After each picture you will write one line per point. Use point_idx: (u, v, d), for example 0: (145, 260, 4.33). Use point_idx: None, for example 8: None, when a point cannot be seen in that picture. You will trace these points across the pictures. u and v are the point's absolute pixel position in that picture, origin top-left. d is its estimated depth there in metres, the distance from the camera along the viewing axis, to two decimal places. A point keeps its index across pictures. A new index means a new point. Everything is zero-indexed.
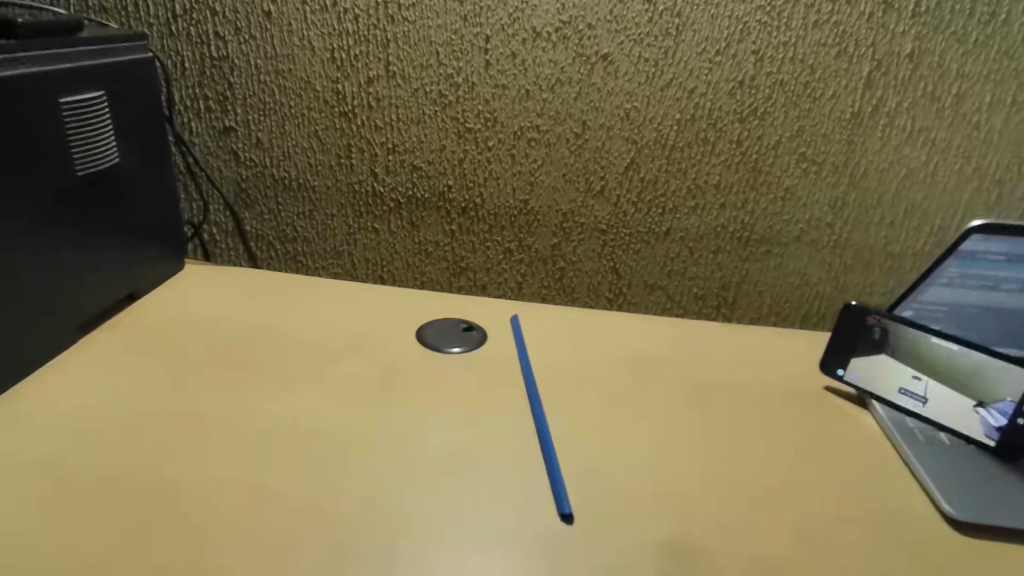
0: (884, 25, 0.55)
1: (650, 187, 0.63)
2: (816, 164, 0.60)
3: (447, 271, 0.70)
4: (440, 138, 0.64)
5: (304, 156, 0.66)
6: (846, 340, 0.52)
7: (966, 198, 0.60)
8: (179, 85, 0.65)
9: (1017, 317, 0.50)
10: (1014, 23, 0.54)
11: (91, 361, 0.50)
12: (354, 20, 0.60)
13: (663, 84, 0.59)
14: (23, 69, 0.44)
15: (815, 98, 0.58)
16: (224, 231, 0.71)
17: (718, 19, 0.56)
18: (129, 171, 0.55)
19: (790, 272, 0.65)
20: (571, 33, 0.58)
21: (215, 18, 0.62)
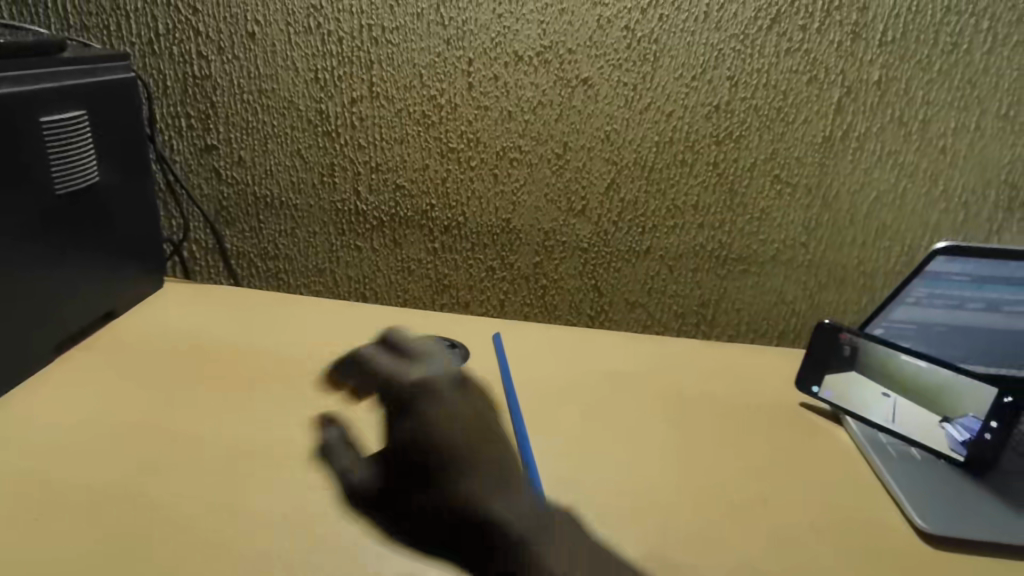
0: (853, 53, 0.57)
1: (631, 207, 0.64)
2: (790, 186, 0.62)
3: (430, 288, 0.70)
4: (424, 158, 0.65)
5: (286, 174, 0.66)
6: (820, 356, 0.53)
7: (934, 220, 0.62)
8: (162, 104, 0.65)
9: (983, 333, 0.52)
10: (976, 53, 0.56)
11: (66, 377, 0.49)
12: (338, 42, 0.61)
13: (641, 107, 0.61)
14: (7, 88, 0.44)
15: (789, 123, 0.60)
16: (204, 249, 0.70)
17: (694, 45, 0.58)
18: (110, 189, 0.55)
19: (766, 291, 0.67)
20: (553, 57, 0.60)
21: (199, 38, 0.62)
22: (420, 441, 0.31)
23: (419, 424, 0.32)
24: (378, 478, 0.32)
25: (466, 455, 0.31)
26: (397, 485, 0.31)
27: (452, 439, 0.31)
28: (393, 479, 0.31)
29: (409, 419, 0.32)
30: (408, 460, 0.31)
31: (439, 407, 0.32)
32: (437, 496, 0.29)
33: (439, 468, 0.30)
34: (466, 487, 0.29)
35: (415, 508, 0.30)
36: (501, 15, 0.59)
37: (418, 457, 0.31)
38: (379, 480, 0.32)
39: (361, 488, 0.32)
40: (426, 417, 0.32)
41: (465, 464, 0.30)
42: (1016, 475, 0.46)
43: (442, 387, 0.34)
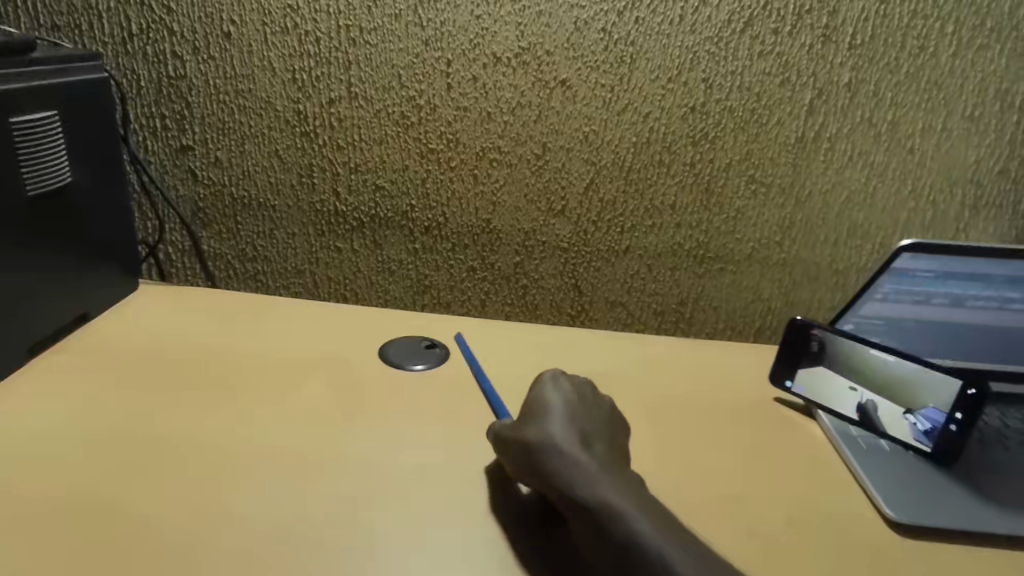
0: (823, 56, 0.58)
1: (610, 207, 0.65)
2: (764, 186, 0.63)
3: (411, 289, 0.70)
4: (404, 158, 0.65)
5: (264, 175, 0.66)
6: (791, 352, 0.55)
7: (903, 218, 0.63)
8: (136, 104, 0.64)
9: (949, 327, 0.53)
10: (941, 56, 0.58)
11: (38, 383, 0.48)
12: (316, 42, 0.61)
13: (619, 109, 0.61)
14: None
15: (763, 124, 0.61)
16: (181, 251, 0.70)
17: (670, 48, 0.59)
18: (82, 191, 0.54)
19: (742, 289, 0.68)
20: (531, 59, 0.60)
21: (174, 38, 0.61)
22: (549, 402, 0.43)
23: (549, 390, 0.44)
24: (511, 424, 0.43)
25: (567, 420, 0.41)
26: (521, 426, 0.41)
27: (564, 409, 0.42)
28: (520, 424, 0.42)
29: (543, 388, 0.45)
30: (530, 415, 0.42)
31: (573, 391, 0.45)
32: (542, 434, 0.40)
33: (551, 421, 0.41)
34: (565, 433, 0.39)
35: (523, 440, 0.40)
36: (479, 16, 0.59)
37: (542, 412, 0.42)
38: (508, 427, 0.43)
39: (497, 434, 0.43)
40: (558, 391, 0.44)
41: (569, 425, 0.40)
42: (980, 464, 0.48)
43: (571, 384, 0.46)
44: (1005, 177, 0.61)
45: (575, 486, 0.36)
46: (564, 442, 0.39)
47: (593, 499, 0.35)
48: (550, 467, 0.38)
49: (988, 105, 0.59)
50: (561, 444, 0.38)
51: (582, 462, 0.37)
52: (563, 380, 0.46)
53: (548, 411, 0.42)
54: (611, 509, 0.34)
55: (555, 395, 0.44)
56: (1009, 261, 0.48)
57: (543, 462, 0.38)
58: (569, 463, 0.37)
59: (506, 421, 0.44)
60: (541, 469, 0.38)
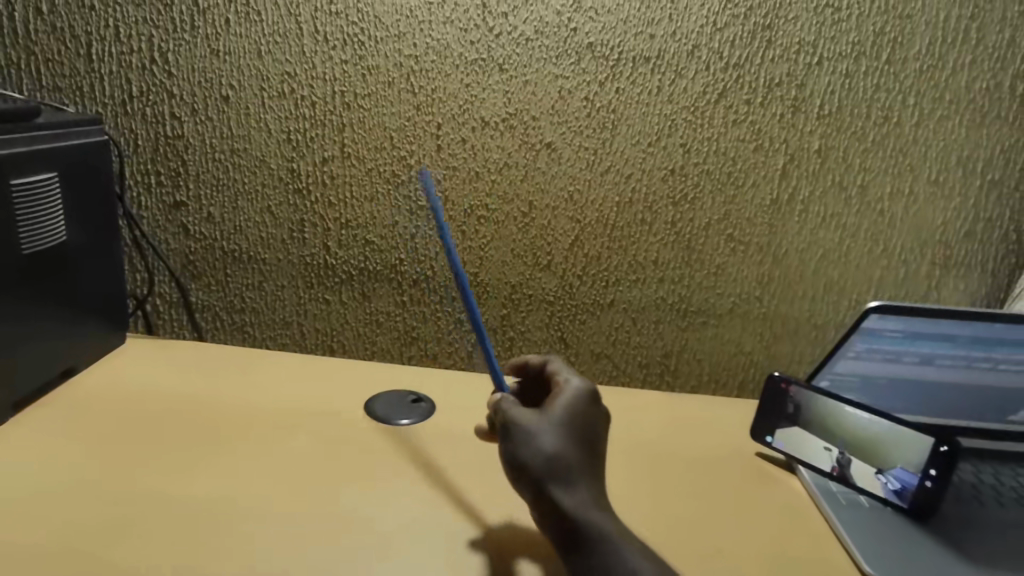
0: (794, 125, 0.61)
1: (594, 262, 0.67)
2: (743, 244, 0.65)
3: (398, 340, 0.71)
4: (393, 215, 0.66)
5: (256, 230, 0.67)
6: (771, 409, 0.56)
7: (877, 276, 0.65)
8: (133, 161, 0.66)
9: (921, 384, 0.55)
10: (905, 125, 0.60)
11: (18, 437, 0.48)
12: (311, 106, 0.63)
13: (602, 170, 0.64)
14: None
15: (739, 186, 0.64)
16: (169, 302, 0.70)
17: (650, 115, 0.62)
18: (75, 249, 0.55)
19: (725, 342, 0.69)
20: (518, 123, 0.63)
21: (173, 100, 0.64)
22: (568, 411, 0.41)
23: (573, 392, 0.43)
24: (530, 415, 0.41)
25: (582, 440, 0.40)
26: (541, 424, 0.40)
27: (580, 424, 0.41)
28: (538, 421, 0.40)
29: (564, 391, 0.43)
30: (548, 420, 0.40)
31: (597, 402, 0.44)
32: (563, 447, 0.39)
33: (573, 438, 0.40)
34: (582, 453, 0.39)
35: (539, 449, 0.38)
36: (469, 84, 0.62)
37: (562, 421, 0.40)
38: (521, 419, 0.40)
39: (507, 422, 0.40)
40: (581, 398, 0.43)
41: (584, 445, 0.40)
42: (957, 521, 0.48)
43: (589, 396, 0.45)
44: (972, 239, 0.63)
45: (584, 513, 0.37)
46: (580, 468, 0.38)
47: (597, 530, 0.36)
48: (563, 485, 0.38)
49: (951, 170, 0.61)
50: (578, 465, 0.39)
51: (592, 491, 0.38)
52: (593, 386, 0.45)
53: (569, 421, 0.40)
54: (615, 548, 0.36)
55: (581, 402, 0.43)
56: (975, 324, 0.50)
57: (557, 480, 0.38)
58: (582, 487, 0.38)
59: (520, 411, 0.41)
60: (554, 485, 0.38)
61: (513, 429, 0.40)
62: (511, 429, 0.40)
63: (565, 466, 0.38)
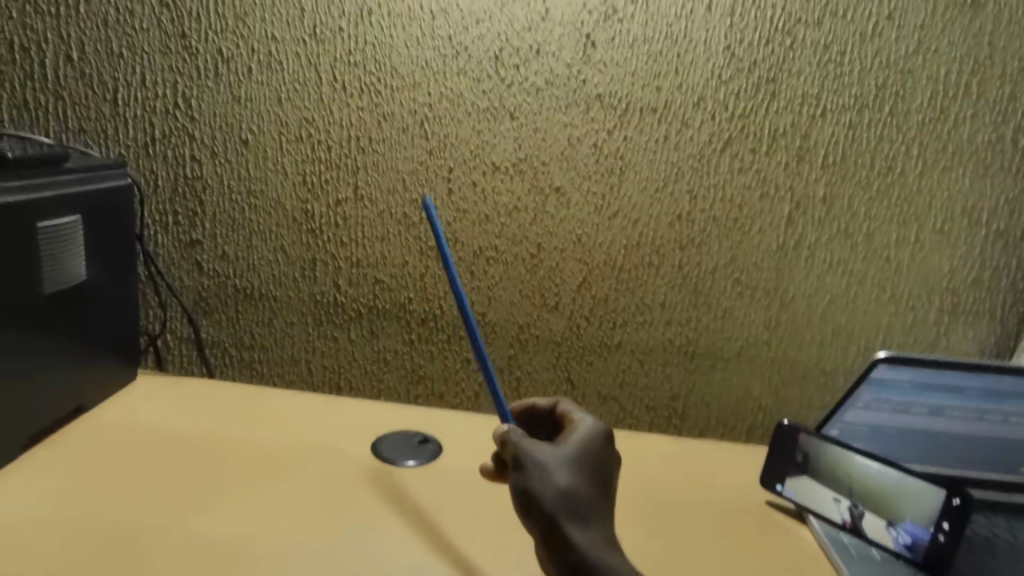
0: (799, 173, 0.62)
1: (602, 303, 0.67)
2: (750, 288, 0.66)
3: (405, 379, 0.71)
4: (404, 254, 0.67)
5: (269, 268, 0.69)
6: (780, 457, 0.55)
7: (885, 322, 0.65)
8: (151, 201, 0.67)
9: (931, 436, 0.54)
10: (909, 175, 0.61)
11: (30, 475, 0.48)
12: (327, 150, 0.65)
13: (610, 214, 0.65)
14: (10, 197, 0.46)
15: (745, 232, 0.64)
16: (180, 338, 0.71)
17: (657, 162, 0.63)
18: (95, 288, 0.56)
19: (733, 386, 0.69)
20: (527, 168, 0.64)
21: (194, 143, 0.66)
22: (579, 448, 0.41)
23: (585, 431, 0.43)
24: (541, 447, 0.40)
25: (593, 478, 0.40)
26: (552, 457, 0.39)
27: (591, 461, 0.41)
28: (551, 454, 0.40)
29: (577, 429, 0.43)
30: (560, 456, 0.40)
31: (610, 441, 0.44)
32: (576, 483, 0.38)
33: (585, 475, 0.39)
34: (593, 490, 0.39)
35: (552, 483, 0.38)
36: (480, 130, 0.64)
37: (575, 458, 0.40)
38: (534, 451, 0.40)
39: (518, 453, 0.40)
40: (592, 436, 0.43)
41: (594, 482, 0.40)
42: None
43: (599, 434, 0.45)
44: (979, 286, 0.63)
45: (594, 551, 0.36)
46: (591, 506, 0.38)
47: (605, 570, 0.36)
48: (574, 521, 0.37)
49: (956, 219, 0.62)
50: (590, 503, 0.38)
51: (601, 531, 0.38)
52: (605, 424, 0.45)
53: (582, 458, 0.40)
54: None
55: (595, 440, 0.42)
56: (984, 376, 0.50)
57: (569, 517, 0.37)
58: (593, 525, 0.37)
59: (531, 442, 0.40)
60: (566, 521, 0.37)
61: (525, 459, 0.39)
62: (523, 460, 0.39)
63: (579, 504, 0.38)
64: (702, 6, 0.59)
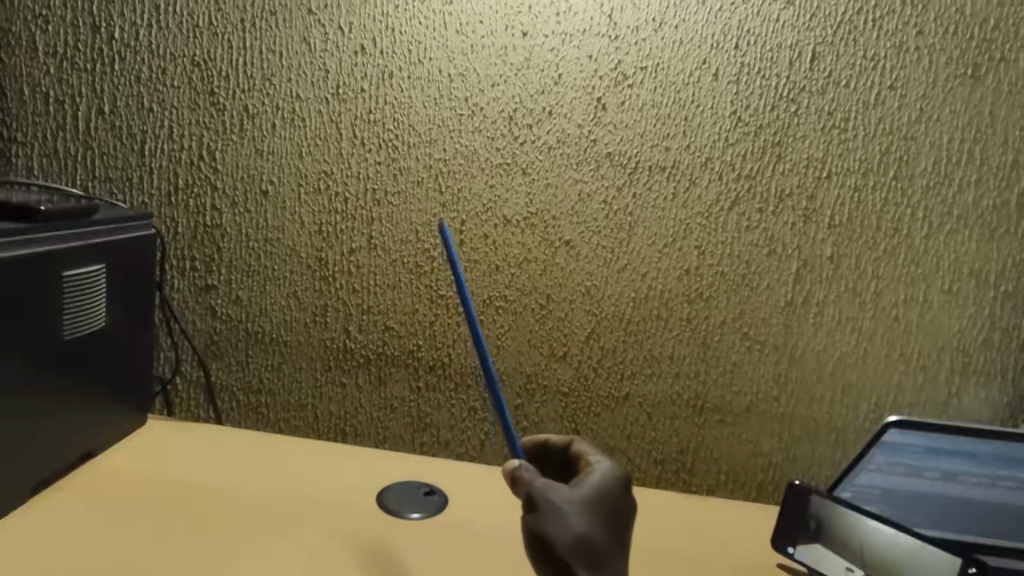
0: (806, 232, 0.63)
1: (610, 355, 0.68)
2: (758, 343, 0.66)
3: (411, 426, 0.71)
4: (414, 303, 0.68)
5: (281, 313, 0.69)
6: (792, 519, 0.54)
7: (895, 380, 0.65)
8: (170, 246, 0.69)
9: (949, 504, 0.53)
10: (915, 236, 0.62)
11: (39, 521, 0.48)
12: (344, 201, 0.67)
13: (618, 268, 0.66)
14: (38, 246, 0.47)
15: (753, 288, 0.65)
16: (190, 381, 0.72)
17: (665, 219, 0.65)
18: (114, 335, 0.57)
19: (743, 441, 0.68)
20: (538, 222, 0.66)
21: (215, 193, 0.68)
22: (596, 491, 0.40)
23: (602, 475, 0.42)
24: (557, 489, 0.39)
25: (609, 525, 0.39)
26: (568, 502, 0.38)
27: (607, 507, 0.39)
28: (567, 499, 0.38)
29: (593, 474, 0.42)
30: (576, 501, 0.38)
31: (627, 484, 0.43)
32: (593, 531, 0.37)
33: (602, 522, 0.38)
34: (609, 538, 0.38)
35: (568, 531, 0.37)
36: (493, 185, 0.65)
37: (591, 503, 0.39)
38: (549, 494, 0.38)
39: (532, 496, 0.38)
40: (609, 480, 0.41)
41: (611, 530, 0.38)
42: None
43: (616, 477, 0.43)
44: (990, 346, 0.63)
45: None
46: (608, 555, 0.37)
47: None
48: (590, 570, 0.36)
49: (964, 280, 0.62)
50: (606, 551, 0.37)
51: None
52: (621, 467, 0.43)
53: (598, 503, 0.39)
54: None
55: (613, 484, 0.41)
56: (993, 440, 0.50)
57: (585, 567, 0.36)
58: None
59: (546, 484, 0.39)
60: (581, 572, 0.36)
61: (540, 502, 0.38)
62: (538, 502, 0.38)
63: (596, 554, 0.36)
64: (709, 73, 0.62)
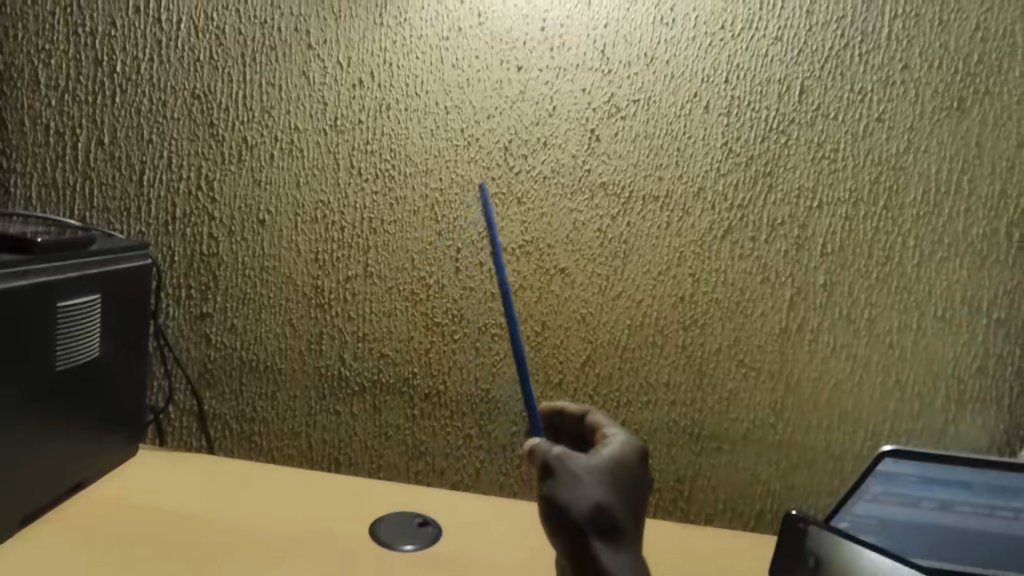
0: (799, 260, 0.64)
1: (606, 382, 0.67)
2: (754, 370, 0.66)
3: (406, 454, 0.70)
4: (410, 329, 0.68)
5: (276, 341, 0.69)
6: (790, 551, 0.54)
7: (892, 406, 0.65)
8: (166, 275, 0.69)
9: (947, 533, 0.52)
10: (907, 264, 0.63)
11: (26, 555, 0.47)
12: (340, 230, 0.67)
13: (614, 295, 0.66)
14: (34, 275, 0.47)
15: (748, 315, 0.65)
16: (183, 410, 0.71)
17: (659, 247, 0.65)
18: (107, 365, 0.56)
19: (740, 469, 0.67)
20: (534, 250, 0.66)
21: (213, 222, 0.68)
22: (614, 463, 0.42)
23: (621, 447, 0.44)
24: (577, 460, 0.40)
25: (624, 496, 0.41)
26: (587, 472, 0.40)
27: (623, 479, 0.41)
28: (586, 470, 0.40)
29: (612, 448, 0.43)
30: (594, 471, 0.40)
31: (643, 455, 0.44)
32: (609, 501, 0.39)
33: (618, 493, 0.40)
34: (624, 508, 0.40)
35: (586, 499, 0.39)
36: (488, 213, 0.66)
37: (609, 475, 0.41)
38: (570, 464, 0.40)
39: (553, 465, 0.40)
40: (627, 452, 0.43)
41: (626, 500, 0.41)
42: None
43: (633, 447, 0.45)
44: (985, 373, 0.63)
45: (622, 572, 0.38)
46: (622, 524, 0.39)
47: None
48: (602, 537, 0.38)
49: (957, 308, 0.62)
50: (621, 520, 0.39)
51: (629, 551, 0.39)
52: (639, 440, 0.45)
53: (615, 476, 0.41)
54: None
55: (630, 455, 0.43)
56: (987, 470, 0.50)
57: (598, 534, 0.38)
58: (622, 543, 0.39)
59: (567, 455, 0.41)
60: (595, 538, 0.38)
61: (560, 472, 0.40)
62: (558, 472, 0.40)
63: (610, 523, 0.39)
64: (700, 106, 0.63)
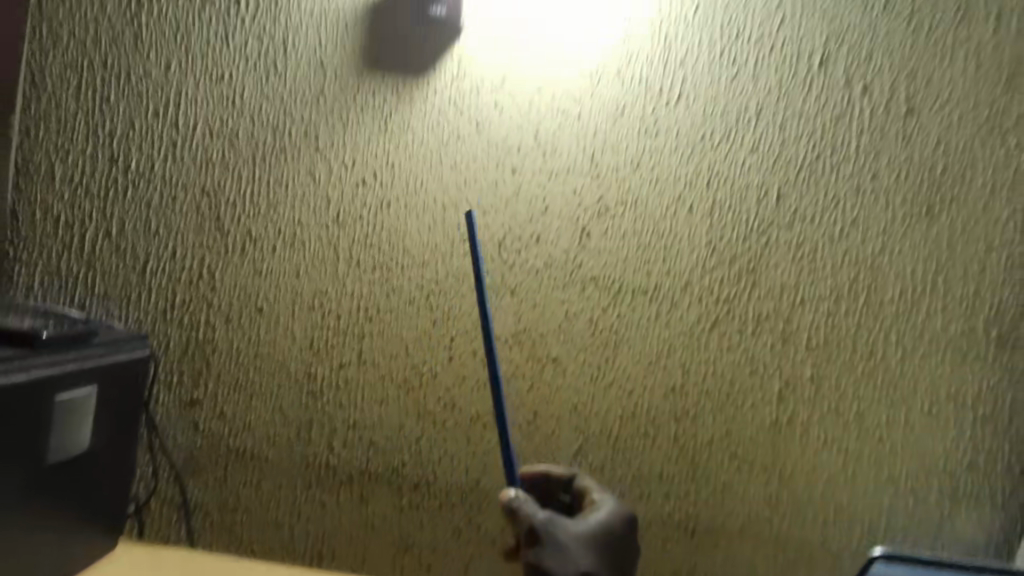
0: (786, 354, 0.65)
1: (599, 473, 0.67)
2: (746, 462, 0.66)
3: (392, 549, 0.68)
4: (401, 417, 0.68)
5: (265, 428, 0.69)
6: None
7: (886, 501, 0.64)
8: (160, 361, 0.69)
9: None
10: (891, 358, 0.64)
11: None
12: (337, 317, 0.68)
13: (605, 384, 0.67)
14: (36, 371, 0.47)
15: (738, 406, 0.66)
16: (165, 500, 0.69)
17: (649, 339, 0.67)
18: (94, 459, 0.55)
19: (737, 567, 0.66)
20: (526, 339, 0.68)
21: (211, 309, 0.69)
22: (597, 531, 0.48)
23: (604, 516, 0.50)
24: (566, 528, 0.46)
25: (604, 561, 0.47)
26: (574, 540, 0.46)
27: (603, 545, 0.48)
28: (575, 538, 0.46)
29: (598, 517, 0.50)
30: (580, 539, 0.46)
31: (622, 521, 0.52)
32: (593, 567, 0.45)
33: (599, 559, 0.47)
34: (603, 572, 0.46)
35: (573, 564, 0.44)
36: (482, 303, 0.67)
37: (593, 542, 0.47)
38: (560, 532, 0.46)
39: (545, 532, 0.45)
40: (609, 519, 0.50)
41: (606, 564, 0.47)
42: None
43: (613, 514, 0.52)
44: (976, 469, 0.63)
45: None
46: None
47: None
48: None
49: (943, 403, 0.63)
50: None
51: None
52: (622, 507, 0.53)
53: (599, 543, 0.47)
54: None
55: (612, 523, 0.50)
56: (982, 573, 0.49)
57: None
58: None
59: (557, 523, 0.46)
60: None
61: (551, 539, 0.45)
62: (551, 539, 0.45)
63: None
64: (685, 207, 0.66)
